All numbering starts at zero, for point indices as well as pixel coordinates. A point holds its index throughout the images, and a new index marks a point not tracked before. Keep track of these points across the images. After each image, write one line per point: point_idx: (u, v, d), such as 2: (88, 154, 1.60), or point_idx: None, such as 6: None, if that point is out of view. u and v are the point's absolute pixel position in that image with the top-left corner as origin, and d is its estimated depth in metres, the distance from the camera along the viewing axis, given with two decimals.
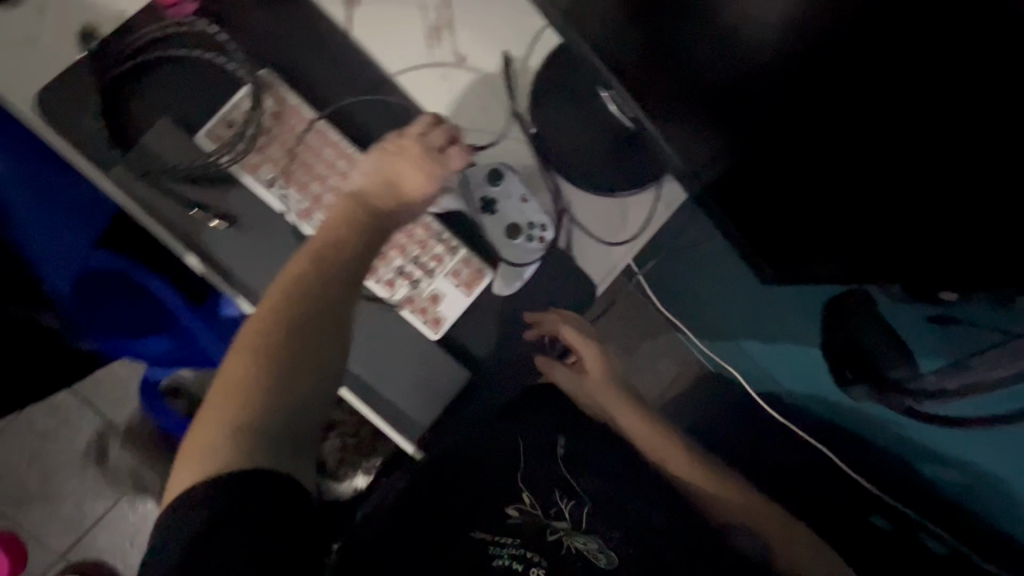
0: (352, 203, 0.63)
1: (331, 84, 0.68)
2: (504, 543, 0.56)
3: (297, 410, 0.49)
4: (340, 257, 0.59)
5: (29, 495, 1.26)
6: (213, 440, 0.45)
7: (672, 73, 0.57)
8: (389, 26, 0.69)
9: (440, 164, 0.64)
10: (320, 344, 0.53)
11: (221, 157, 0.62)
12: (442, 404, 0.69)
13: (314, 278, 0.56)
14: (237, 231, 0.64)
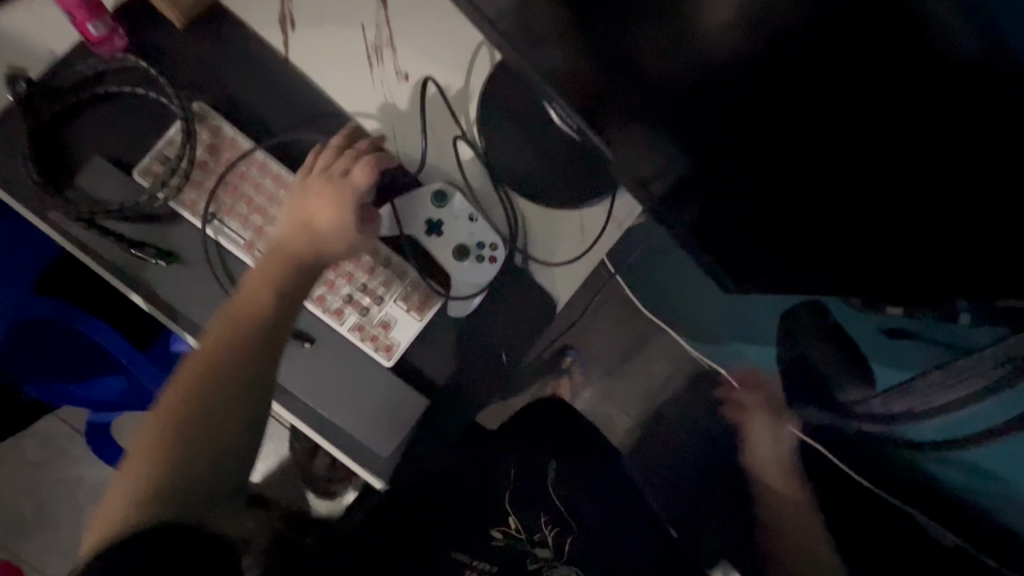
0: (273, 254, 0.60)
1: (274, 112, 0.66)
2: (482, 568, 0.71)
3: (222, 453, 0.50)
4: (265, 299, 0.57)
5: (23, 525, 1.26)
6: (132, 488, 0.45)
7: (615, 70, 0.48)
8: (328, 49, 0.67)
9: (348, 190, 0.61)
10: (245, 377, 0.53)
11: (157, 193, 0.61)
12: (398, 437, 0.66)
13: (239, 318, 0.56)
14: (178, 268, 0.63)
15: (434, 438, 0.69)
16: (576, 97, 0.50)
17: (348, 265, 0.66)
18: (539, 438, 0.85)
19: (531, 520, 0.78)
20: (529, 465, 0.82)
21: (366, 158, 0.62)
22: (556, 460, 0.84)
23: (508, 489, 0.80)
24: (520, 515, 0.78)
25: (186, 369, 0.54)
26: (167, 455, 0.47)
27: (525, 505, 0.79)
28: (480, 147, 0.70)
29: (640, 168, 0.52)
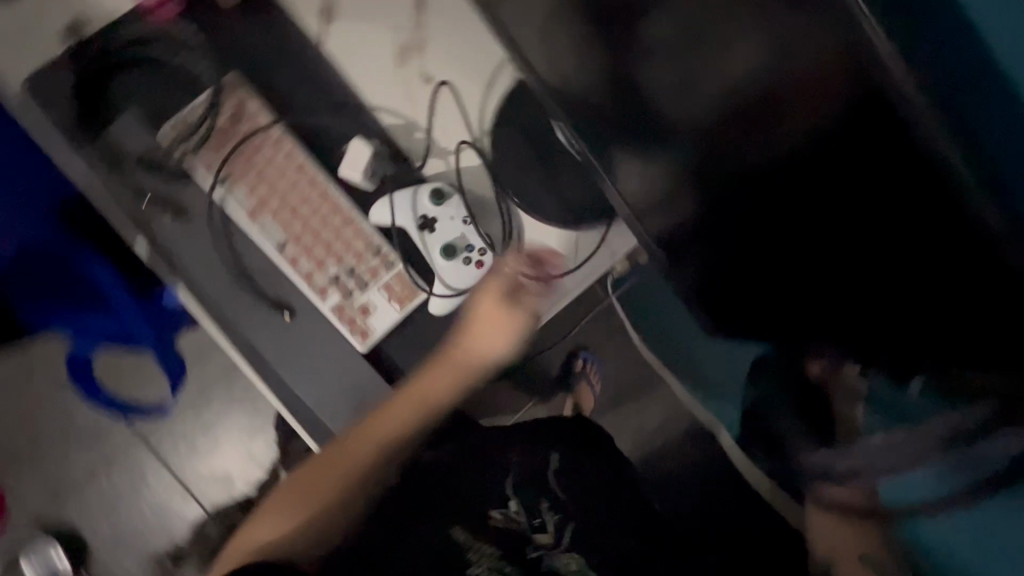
0: (442, 365, 0.66)
1: (299, 94, 0.70)
2: (484, 551, 0.57)
3: (327, 532, 0.56)
4: (412, 415, 0.63)
5: None
6: (257, 538, 0.55)
7: (624, 106, 0.48)
8: (360, 44, 0.71)
9: (513, 304, 0.67)
10: (377, 468, 0.61)
11: (177, 150, 0.66)
12: (359, 423, 0.69)
13: (384, 440, 0.61)
14: (183, 223, 0.66)
15: None
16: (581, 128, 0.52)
17: (340, 247, 0.68)
18: (550, 428, 0.72)
19: (530, 500, 0.64)
20: (529, 458, 0.68)
21: (527, 270, 0.68)
22: (560, 449, 0.70)
23: (513, 474, 0.65)
24: (522, 498, 0.64)
25: (310, 467, 0.60)
26: (296, 511, 0.57)
27: (531, 486, 0.66)
28: (489, 155, 0.72)
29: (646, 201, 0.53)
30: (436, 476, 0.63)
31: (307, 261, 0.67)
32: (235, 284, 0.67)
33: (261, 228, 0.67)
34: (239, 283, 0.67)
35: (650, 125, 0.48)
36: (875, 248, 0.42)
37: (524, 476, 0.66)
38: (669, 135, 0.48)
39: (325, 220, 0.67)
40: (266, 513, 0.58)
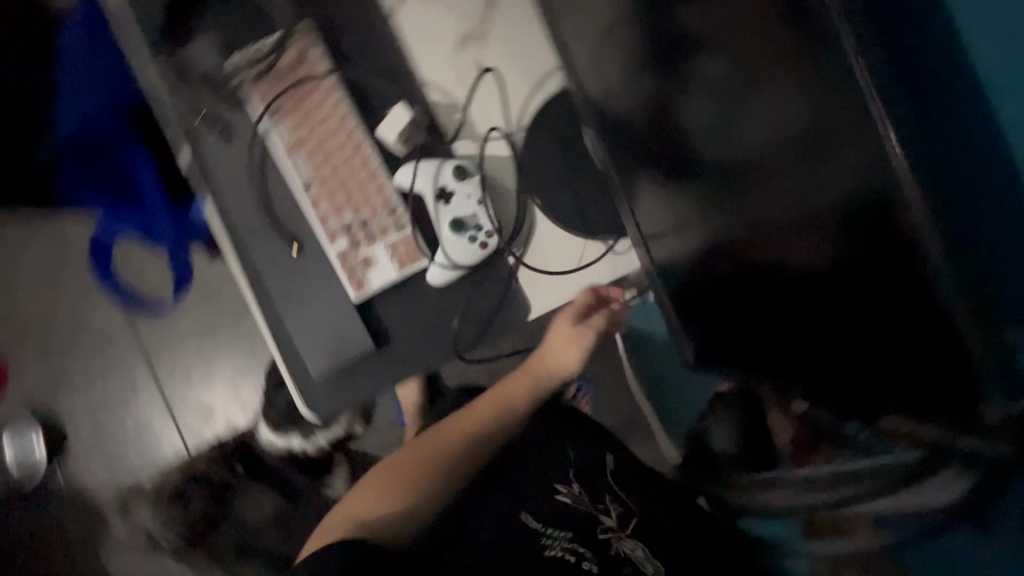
0: (523, 372, 0.92)
1: (361, 54, 0.74)
2: (559, 536, 0.78)
3: (417, 510, 0.74)
4: (485, 424, 0.86)
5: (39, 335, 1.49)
6: (350, 510, 0.74)
7: (665, 130, 0.60)
8: (429, 21, 0.75)
9: (586, 330, 0.86)
10: (457, 457, 0.82)
11: (239, 78, 0.71)
12: (332, 365, 0.72)
13: (474, 426, 0.86)
14: (227, 144, 0.72)
15: (361, 379, 0.73)
16: (611, 145, 0.69)
17: (359, 199, 0.71)
18: (593, 438, 0.95)
19: (592, 489, 0.87)
20: (585, 460, 0.91)
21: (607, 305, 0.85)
22: (613, 453, 0.95)
23: (574, 465, 0.89)
24: (582, 484, 0.87)
25: (406, 454, 0.83)
26: (398, 490, 0.76)
27: (594, 484, 0.88)
28: (518, 149, 0.75)
29: (658, 213, 0.66)
30: (521, 451, 0.89)
31: (326, 204, 0.71)
32: (257, 209, 0.72)
33: (294, 165, 0.71)
34: (261, 210, 0.72)
35: (695, 146, 0.57)
36: (848, 312, 0.47)
37: (584, 470, 0.90)
38: (697, 162, 0.57)
39: (352, 172, 0.71)
40: (357, 497, 0.76)
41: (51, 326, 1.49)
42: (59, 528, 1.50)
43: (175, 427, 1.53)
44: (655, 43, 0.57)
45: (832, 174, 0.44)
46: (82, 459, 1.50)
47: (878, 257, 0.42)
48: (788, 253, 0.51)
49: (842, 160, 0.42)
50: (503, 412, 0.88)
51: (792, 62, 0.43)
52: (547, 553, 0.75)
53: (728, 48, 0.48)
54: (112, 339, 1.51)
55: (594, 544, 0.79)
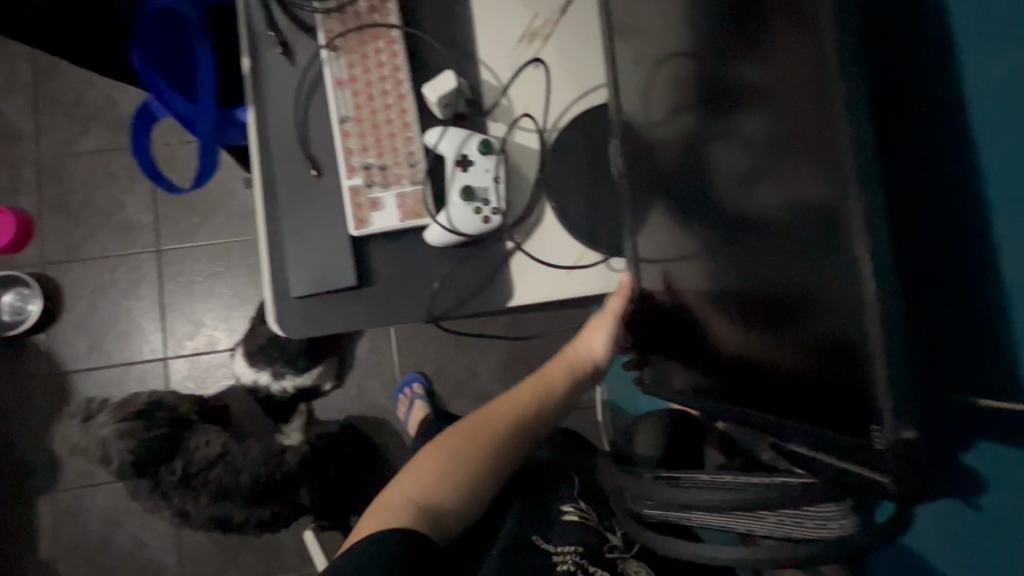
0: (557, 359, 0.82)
1: (430, 20, 0.79)
2: (565, 550, 0.73)
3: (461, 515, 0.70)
4: (538, 415, 0.77)
5: (71, 207, 1.57)
6: (397, 511, 0.66)
7: (681, 161, 0.61)
8: (502, 8, 0.79)
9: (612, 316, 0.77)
10: (509, 454, 0.74)
11: (316, 9, 0.77)
12: (315, 291, 0.74)
13: (521, 423, 0.76)
14: (287, 63, 0.77)
15: (336, 312, 0.75)
16: (631, 161, 0.71)
17: (386, 145, 0.75)
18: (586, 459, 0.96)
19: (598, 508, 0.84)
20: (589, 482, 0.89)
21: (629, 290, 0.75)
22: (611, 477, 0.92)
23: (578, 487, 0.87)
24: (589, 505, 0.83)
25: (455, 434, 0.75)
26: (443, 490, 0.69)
27: (593, 497, 0.86)
28: (546, 145, 0.78)
29: (653, 237, 0.68)
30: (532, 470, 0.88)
31: (355, 140, 0.75)
32: (292, 128, 0.76)
33: (338, 98, 0.75)
34: (296, 130, 0.76)
35: (710, 198, 0.56)
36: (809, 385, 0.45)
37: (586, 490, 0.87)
38: (710, 199, 0.56)
39: (389, 119, 0.75)
40: (390, 493, 0.69)
41: (84, 205, 1.57)
42: (23, 392, 1.52)
43: (162, 333, 1.57)
44: (688, 79, 0.57)
45: (817, 263, 0.42)
46: (68, 336, 1.55)
47: (846, 349, 0.41)
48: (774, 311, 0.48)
49: (825, 252, 0.41)
50: (545, 402, 0.78)
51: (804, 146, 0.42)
52: (558, 568, 0.71)
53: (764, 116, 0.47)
54: (134, 234, 1.58)
55: (602, 562, 0.73)
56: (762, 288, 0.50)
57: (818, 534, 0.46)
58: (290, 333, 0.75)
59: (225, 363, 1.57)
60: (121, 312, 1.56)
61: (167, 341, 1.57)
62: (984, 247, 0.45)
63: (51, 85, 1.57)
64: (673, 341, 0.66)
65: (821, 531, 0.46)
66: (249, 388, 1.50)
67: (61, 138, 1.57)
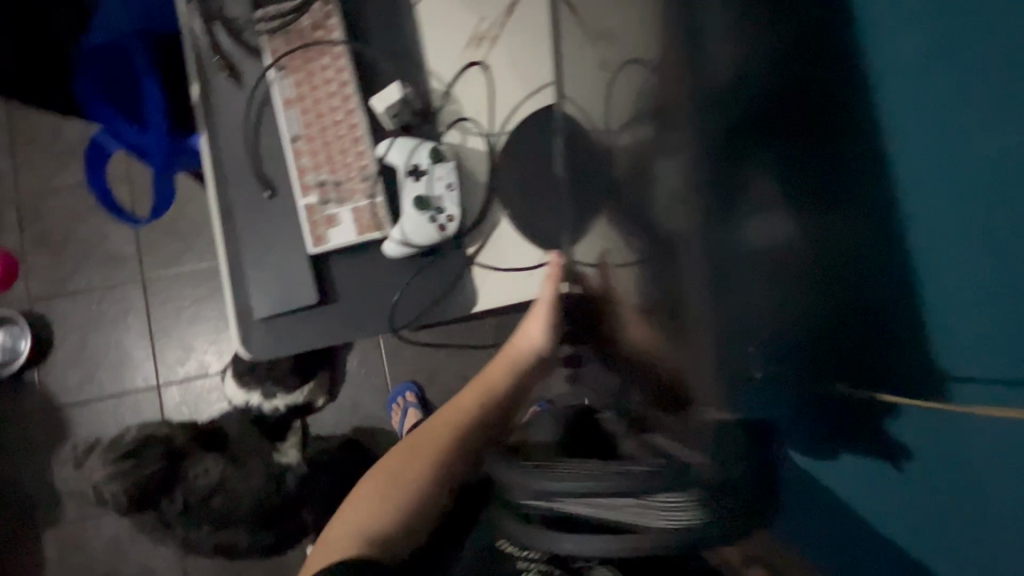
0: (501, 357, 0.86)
1: (376, 33, 0.79)
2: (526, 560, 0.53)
3: (410, 526, 0.68)
4: (468, 418, 0.79)
5: (55, 243, 1.58)
6: (340, 539, 0.67)
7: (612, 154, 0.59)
8: (445, 14, 0.79)
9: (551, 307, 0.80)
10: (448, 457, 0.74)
11: (260, 32, 0.77)
12: (279, 311, 0.74)
13: (452, 428, 0.78)
14: (235, 87, 0.77)
15: (301, 331, 0.75)
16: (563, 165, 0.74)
17: (338, 160, 0.75)
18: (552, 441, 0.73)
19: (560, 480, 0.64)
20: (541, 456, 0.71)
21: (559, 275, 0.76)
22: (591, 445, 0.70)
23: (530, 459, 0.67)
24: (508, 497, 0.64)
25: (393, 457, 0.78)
26: (384, 508, 0.70)
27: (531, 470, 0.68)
28: (497, 148, 0.78)
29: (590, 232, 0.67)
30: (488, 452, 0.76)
31: (307, 159, 0.75)
32: (243, 150, 0.76)
33: (287, 117, 0.76)
34: (247, 151, 0.76)
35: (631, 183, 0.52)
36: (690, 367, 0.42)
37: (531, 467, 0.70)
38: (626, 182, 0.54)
39: (338, 135, 0.75)
40: (339, 527, 0.70)
41: (66, 240, 1.58)
42: (20, 431, 1.53)
43: (153, 361, 1.58)
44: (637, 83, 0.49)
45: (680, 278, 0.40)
46: (60, 372, 1.56)
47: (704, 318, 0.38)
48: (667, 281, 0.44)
49: (699, 251, 0.37)
50: (486, 402, 0.81)
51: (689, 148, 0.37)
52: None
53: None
54: (118, 264, 1.59)
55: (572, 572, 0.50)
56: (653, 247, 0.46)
57: (667, 528, 0.37)
58: (257, 355, 0.76)
59: (216, 385, 1.58)
60: (111, 342, 1.58)
61: (159, 368, 1.58)
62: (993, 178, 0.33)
63: (24, 124, 1.58)
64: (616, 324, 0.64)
65: (667, 522, 0.37)
66: (243, 409, 1.52)
67: (38, 176, 1.58)
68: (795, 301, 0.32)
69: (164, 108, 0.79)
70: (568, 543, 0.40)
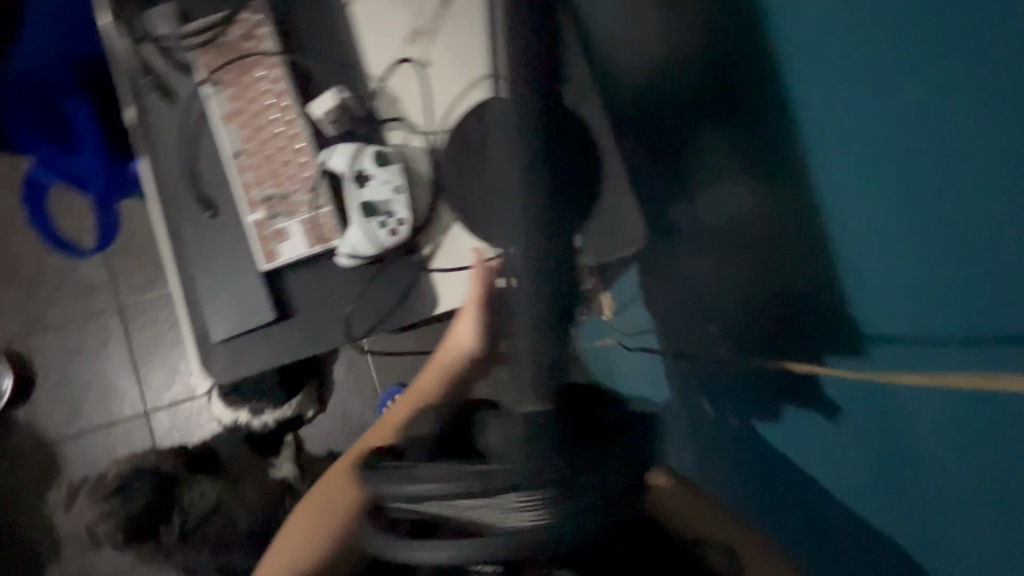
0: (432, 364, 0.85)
1: (311, 38, 0.77)
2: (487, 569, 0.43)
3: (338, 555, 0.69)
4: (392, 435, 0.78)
5: (29, 280, 1.56)
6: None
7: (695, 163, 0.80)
8: (380, 11, 0.77)
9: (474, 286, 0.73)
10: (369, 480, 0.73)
11: (189, 48, 0.75)
12: (236, 333, 0.73)
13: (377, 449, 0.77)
14: (170, 107, 0.75)
15: (262, 350, 0.74)
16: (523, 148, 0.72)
17: (282, 173, 0.74)
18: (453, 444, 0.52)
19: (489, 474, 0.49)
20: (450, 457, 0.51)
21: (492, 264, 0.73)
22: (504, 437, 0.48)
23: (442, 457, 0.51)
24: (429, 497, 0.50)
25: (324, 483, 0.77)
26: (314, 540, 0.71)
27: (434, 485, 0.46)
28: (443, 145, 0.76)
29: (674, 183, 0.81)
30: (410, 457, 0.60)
31: (250, 174, 0.73)
32: (183, 171, 0.74)
33: (226, 134, 0.74)
34: (186, 171, 0.74)
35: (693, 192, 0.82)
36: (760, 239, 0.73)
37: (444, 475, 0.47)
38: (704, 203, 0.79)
39: (280, 147, 0.74)
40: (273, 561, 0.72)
41: (39, 275, 1.56)
42: (13, 471, 1.53)
43: (138, 388, 1.57)
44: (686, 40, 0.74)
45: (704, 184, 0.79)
46: (46, 408, 1.55)
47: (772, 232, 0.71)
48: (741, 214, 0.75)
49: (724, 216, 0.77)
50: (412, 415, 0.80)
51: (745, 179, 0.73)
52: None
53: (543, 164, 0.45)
54: (95, 295, 1.57)
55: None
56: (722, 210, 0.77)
57: (515, 529, 0.38)
58: (219, 378, 0.74)
59: (204, 407, 1.57)
60: (95, 373, 1.56)
61: (145, 395, 1.57)
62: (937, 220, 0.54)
63: None
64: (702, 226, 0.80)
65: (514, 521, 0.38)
66: (234, 426, 1.52)
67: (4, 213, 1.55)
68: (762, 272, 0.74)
69: (102, 123, 0.79)
70: (424, 551, 0.40)
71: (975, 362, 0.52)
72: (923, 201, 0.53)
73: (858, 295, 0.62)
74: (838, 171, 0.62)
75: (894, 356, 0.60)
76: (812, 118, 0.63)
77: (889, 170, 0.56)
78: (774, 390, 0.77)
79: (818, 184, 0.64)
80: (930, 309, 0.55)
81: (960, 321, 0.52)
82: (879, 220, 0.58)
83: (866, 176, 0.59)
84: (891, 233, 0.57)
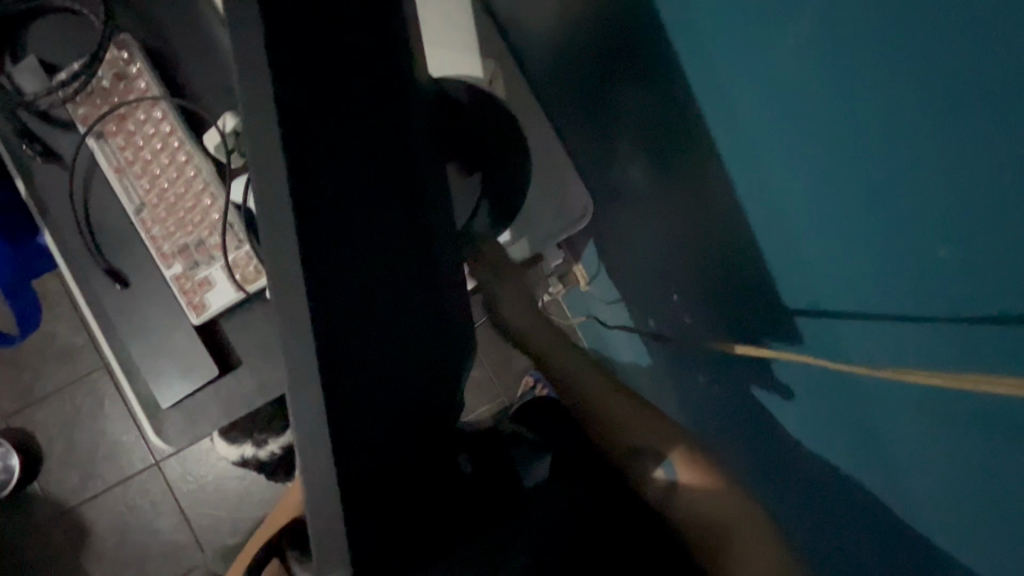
0: None
1: (194, 69, 0.71)
2: None
3: None
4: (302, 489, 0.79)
5: (13, 357, 1.55)
6: None
7: (632, 113, 0.71)
8: None
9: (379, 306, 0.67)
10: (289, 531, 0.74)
11: (64, 101, 0.69)
12: (181, 395, 0.69)
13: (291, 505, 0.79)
14: (61, 171, 0.69)
15: (211, 409, 0.70)
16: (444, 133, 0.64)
17: (193, 219, 0.68)
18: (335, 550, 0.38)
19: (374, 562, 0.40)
20: None
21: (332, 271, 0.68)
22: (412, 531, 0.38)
23: None
24: None
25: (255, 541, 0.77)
26: None
27: None
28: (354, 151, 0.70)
29: (644, 117, 0.69)
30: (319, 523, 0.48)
31: (157, 226, 0.68)
32: (88, 235, 0.69)
33: (125, 187, 0.68)
34: (93, 235, 0.69)
35: (637, 134, 0.72)
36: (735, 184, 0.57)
37: None
38: (650, 135, 0.69)
39: (181, 192, 0.68)
40: None
41: (21, 349, 1.55)
42: (41, 539, 1.54)
43: (144, 440, 1.57)
44: None
45: (638, 118, 0.70)
46: (58, 475, 1.55)
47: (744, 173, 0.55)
48: (689, 150, 0.63)
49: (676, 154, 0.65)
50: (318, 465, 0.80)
51: (683, 116, 0.62)
52: None
53: (330, 254, 0.32)
54: (79, 358, 1.56)
55: None
56: (680, 142, 0.64)
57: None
58: (172, 443, 0.71)
59: (211, 447, 1.56)
60: (98, 434, 1.56)
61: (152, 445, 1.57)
62: (929, 189, 0.37)
63: None
64: (665, 162, 0.68)
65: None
66: (241, 463, 1.47)
67: None
68: (731, 219, 0.60)
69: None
70: None
71: (947, 335, 0.40)
72: (884, 160, 0.40)
73: (792, 256, 0.53)
74: (776, 126, 0.49)
75: (839, 334, 0.51)
76: (735, 62, 0.50)
77: (824, 123, 0.43)
78: (729, 364, 0.73)
79: (756, 132, 0.51)
80: (902, 280, 0.42)
81: (933, 285, 0.40)
82: (846, 173, 0.43)
83: (817, 123, 0.44)
84: (842, 191, 0.44)
